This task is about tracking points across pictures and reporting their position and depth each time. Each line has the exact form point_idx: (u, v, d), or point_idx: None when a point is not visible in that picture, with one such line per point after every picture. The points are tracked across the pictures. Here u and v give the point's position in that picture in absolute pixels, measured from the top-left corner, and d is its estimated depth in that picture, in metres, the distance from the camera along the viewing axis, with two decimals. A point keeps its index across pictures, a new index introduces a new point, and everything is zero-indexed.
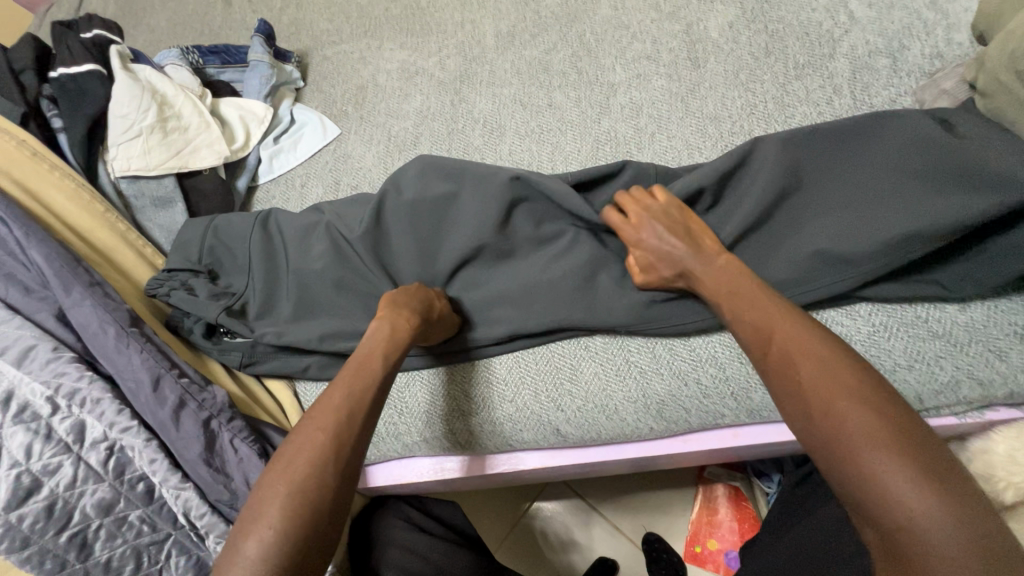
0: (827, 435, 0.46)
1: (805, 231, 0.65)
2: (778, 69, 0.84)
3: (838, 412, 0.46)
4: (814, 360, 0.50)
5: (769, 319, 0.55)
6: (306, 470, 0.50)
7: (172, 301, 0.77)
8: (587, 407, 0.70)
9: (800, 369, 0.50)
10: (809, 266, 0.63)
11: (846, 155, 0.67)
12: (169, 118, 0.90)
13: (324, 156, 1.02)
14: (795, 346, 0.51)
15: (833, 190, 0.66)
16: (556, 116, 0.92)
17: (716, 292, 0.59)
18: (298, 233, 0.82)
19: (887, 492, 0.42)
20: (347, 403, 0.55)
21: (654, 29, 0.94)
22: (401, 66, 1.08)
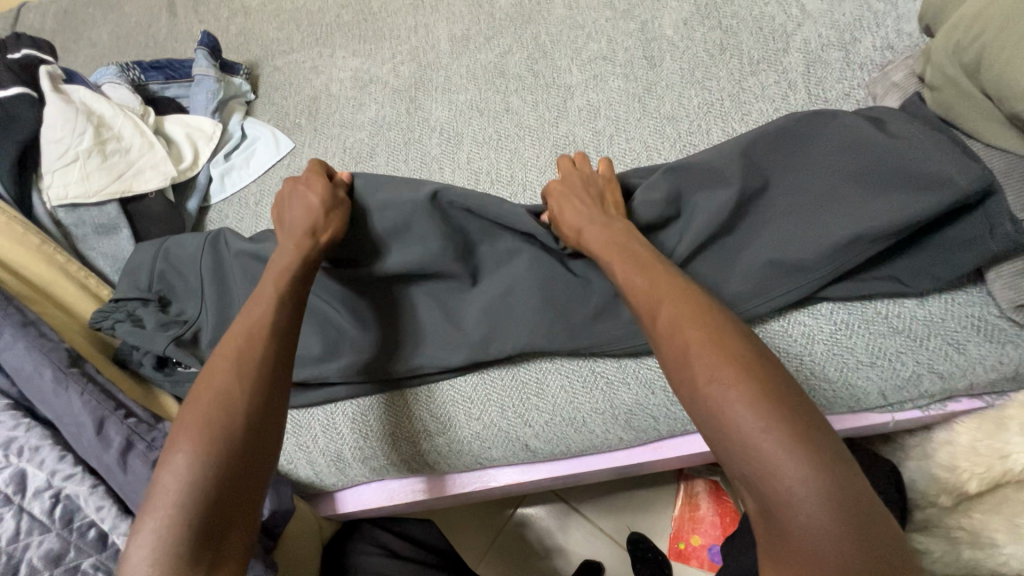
0: (704, 406, 0.44)
1: (752, 241, 0.65)
2: (733, 65, 0.84)
3: (723, 388, 0.43)
4: (704, 328, 0.46)
5: (660, 281, 0.51)
6: (175, 490, 0.46)
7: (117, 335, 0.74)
8: (554, 421, 0.69)
9: (682, 331, 0.47)
10: (759, 275, 0.63)
11: (791, 157, 0.66)
12: (108, 140, 0.86)
13: (279, 172, 0.99)
14: (684, 315, 0.48)
15: (775, 197, 0.66)
16: (513, 121, 0.90)
17: (612, 253, 0.56)
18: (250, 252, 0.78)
19: (768, 465, 0.40)
20: (223, 409, 0.50)
21: (609, 29, 0.93)
22: (355, 74, 1.05)
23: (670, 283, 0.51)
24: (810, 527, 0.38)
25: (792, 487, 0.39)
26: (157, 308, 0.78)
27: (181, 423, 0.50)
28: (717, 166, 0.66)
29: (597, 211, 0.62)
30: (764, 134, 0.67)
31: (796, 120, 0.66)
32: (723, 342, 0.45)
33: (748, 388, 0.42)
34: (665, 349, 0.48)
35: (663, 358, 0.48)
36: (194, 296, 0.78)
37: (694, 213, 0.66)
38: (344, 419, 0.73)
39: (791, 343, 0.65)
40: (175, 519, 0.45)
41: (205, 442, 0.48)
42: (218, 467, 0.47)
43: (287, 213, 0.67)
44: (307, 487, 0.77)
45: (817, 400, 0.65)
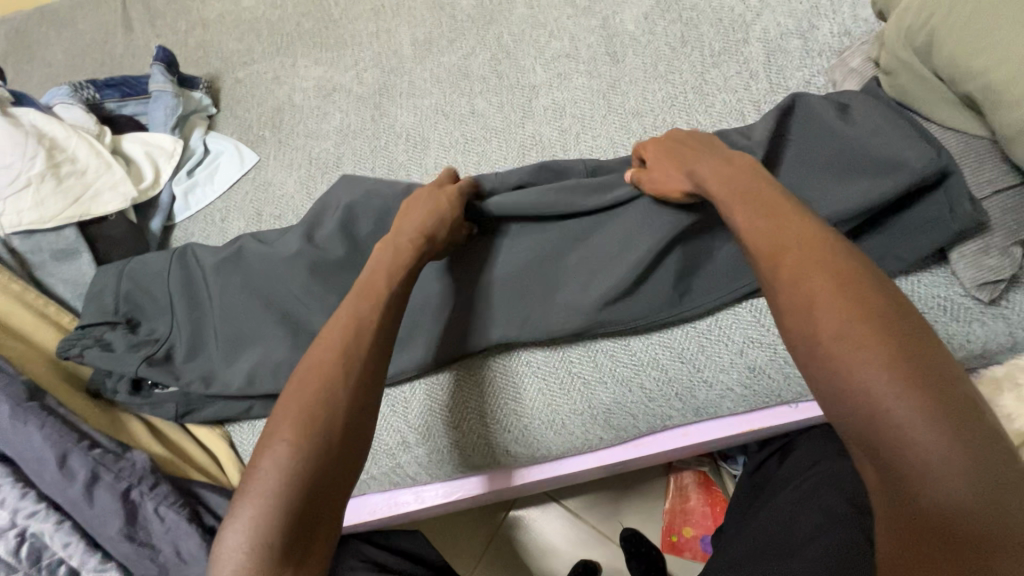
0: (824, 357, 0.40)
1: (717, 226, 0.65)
2: (695, 58, 0.84)
3: (862, 350, 0.38)
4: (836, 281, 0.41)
5: (786, 221, 0.46)
6: (279, 492, 0.43)
7: (88, 361, 0.71)
8: (533, 426, 0.68)
9: (802, 276, 0.43)
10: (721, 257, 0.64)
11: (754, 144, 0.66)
12: (62, 163, 0.83)
13: (244, 186, 0.97)
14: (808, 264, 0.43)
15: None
16: (479, 123, 0.89)
17: (723, 190, 0.52)
18: (216, 268, 0.77)
19: (900, 429, 0.36)
20: (363, 311, 0.53)
21: (571, 26, 0.92)
22: (318, 83, 1.03)
23: (793, 224, 0.46)
24: (941, 487, 0.34)
25: (928, 452, 0.35)
26: (128, 330, 0.75)
27: (279, 413, 0.47)
28: None
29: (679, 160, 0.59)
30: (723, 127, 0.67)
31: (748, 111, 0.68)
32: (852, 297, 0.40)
33: (889, 352, 0.38)
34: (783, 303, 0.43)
35: (776, 304, 0.44)
36: (164, 314, 0.76)
37: None
38: None
39: (763, 333, 0.65)
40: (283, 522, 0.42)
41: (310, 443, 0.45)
42: (368, 347, 0.51)
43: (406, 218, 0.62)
44: None
45: (790, 387, 0.65)
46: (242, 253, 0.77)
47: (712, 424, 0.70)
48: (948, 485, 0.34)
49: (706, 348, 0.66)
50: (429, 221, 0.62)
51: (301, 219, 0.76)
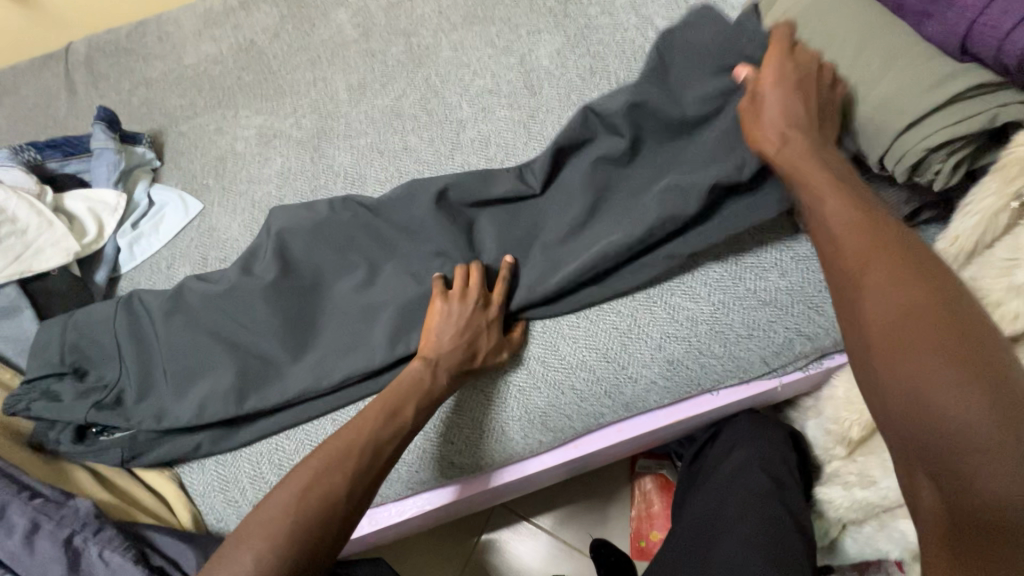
0: (902, 365, 0.44)
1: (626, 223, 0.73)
2: (604, 86, 0.92)
3: (910, 348, 0.44)
4: (919, 281, 0.47)
5: (868, 232, 0.52)
6: (292, 513, 0.55)
7: (33, 415, 0.72)
8: (476, 435, 0.72)
9: (883, 285, 0.48)
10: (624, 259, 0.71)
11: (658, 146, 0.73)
12: (2, 224, 0.85)
13: (189, 233, 0.99)
14: (877, 272, 0.49)
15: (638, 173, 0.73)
16: (412, 157, 0.95)
17: (815, 186, 0.57)
18: (167, 308, 0.78)
19: (963, 444, 0.40)
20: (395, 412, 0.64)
21: (492, 64, 1.01)
22: (259, 131, 1.08)
23: (878, 236, 0.51)
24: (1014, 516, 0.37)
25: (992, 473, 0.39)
26: (74, 379, 0.75)
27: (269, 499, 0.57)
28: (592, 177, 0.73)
29: (807, 121, 0.61)
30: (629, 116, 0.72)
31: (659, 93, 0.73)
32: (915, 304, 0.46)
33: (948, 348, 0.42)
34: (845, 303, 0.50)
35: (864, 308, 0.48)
36: (112, 361, 0.76)
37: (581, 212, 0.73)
38: (273, 467, 0.74)
39: (678, 327, 0.71)
40: (286, 539, 0.54)
41: (326, 482, 0.58)
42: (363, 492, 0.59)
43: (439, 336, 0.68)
44: None
45: (707, 375, 0.71)
46: (183, 292, 0.79)
47: (643, 418, 0.74)
48: (1000, 488, 0.38)
49: (628, 347, 0.71)
50: (463, 356, 0.68)
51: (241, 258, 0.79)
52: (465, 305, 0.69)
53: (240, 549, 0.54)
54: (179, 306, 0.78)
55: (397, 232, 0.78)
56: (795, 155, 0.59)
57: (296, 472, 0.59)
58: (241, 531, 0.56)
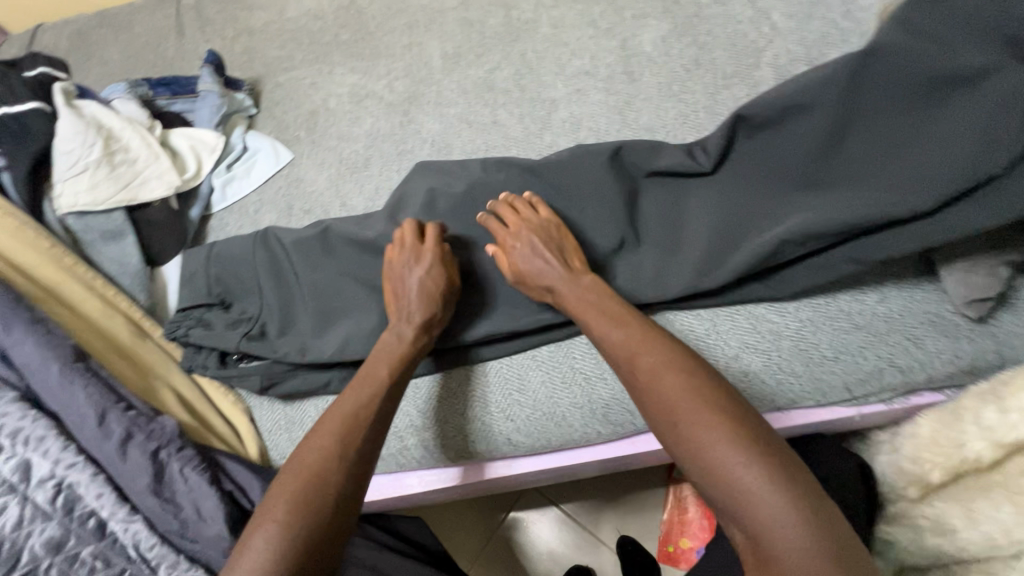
0: (691, 447, 0.54)
1: (739, 218, 0.71)
2: (708, 79, 0.88)
3: (703, 435, 0.54)
4: (691, 390, 0.56)
5: (639, 341, 0.61)
6: (276, 532, 0.54)
7: (190, 339, 0.79)
8: (535, 415, 0.72)
9: (660, 380, 0.58)
10: (715, 260, 0.69)
11: (773, 133, 0.72)
12: (116, 152, 0.90)
13: (277, 182, 1.03)
14: (675, 381, 0.57)
15: (761, 159, 0.72)
16: (501, 132, 0.94)
17: (587, 310, 0.65)
18: (300, 249, 0.81)
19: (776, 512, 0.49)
20: (361, 401, 0.63)
21: (592, 46, 0.98)
22: (352, 90, 1.10)
23: (642, 337, 0.62)
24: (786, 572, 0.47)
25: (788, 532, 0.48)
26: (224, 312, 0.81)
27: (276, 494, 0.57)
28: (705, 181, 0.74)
29: None
30: (761, 105, 0.71)
31: (811, 85, 0.69)
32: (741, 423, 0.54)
33: (716, 428, 0.53)
34: (671, 421, 0.56)
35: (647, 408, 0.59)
36: (252, 295, 0.81)
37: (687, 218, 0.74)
38: None
39: (760, 339, 0.68)
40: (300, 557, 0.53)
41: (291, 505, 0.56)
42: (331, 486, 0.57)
43: (399, 289, 0.71)
44: None
45: (784, 393, 0.68)
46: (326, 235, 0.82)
47: None
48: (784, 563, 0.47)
49: (703, 351, 0.69)
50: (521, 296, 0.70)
51: (387, 210, 0.81)
52: (517, 244, 0.70)
53: (242, 566, 0.53)
54: (283, 249, 0.82)
55: (483, 206, 0.78)
56: (591, 304, 0.65)
57: (280, 492, 0.57)
58: (240, 547, 0.55)
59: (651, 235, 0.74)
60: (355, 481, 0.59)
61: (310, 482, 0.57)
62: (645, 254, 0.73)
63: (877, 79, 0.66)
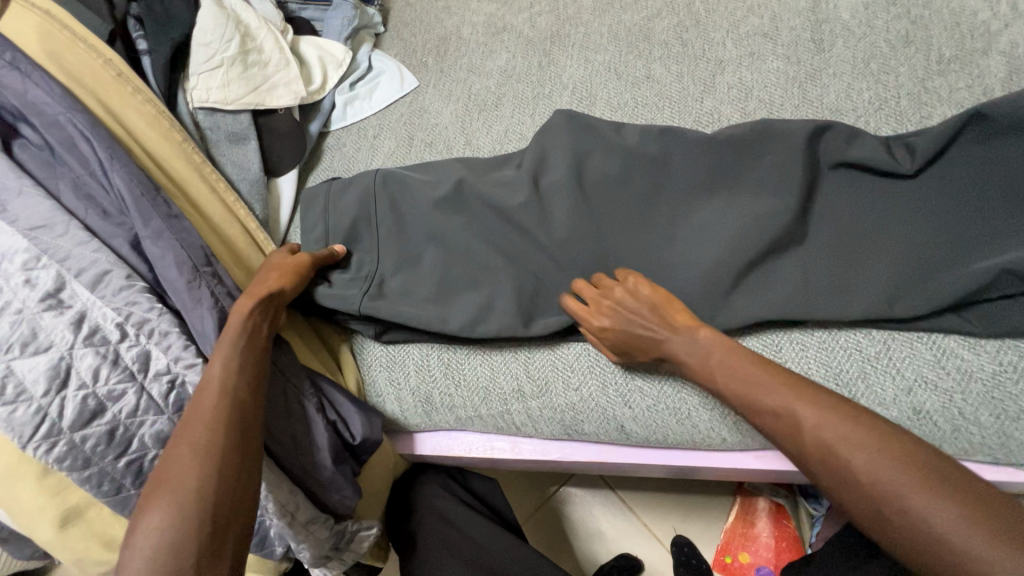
0: (860, 491, 0.47)
1: (946, 236, 0.60)
2: (918, 61, 0.75)
3: (861, 463, 0.47)
4: (838, 425, 0.49)
5: (760, 369, 0.55)
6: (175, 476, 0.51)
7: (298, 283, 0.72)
8: (657, 407, 0.66)
9: (797, 416, 0.51)
10: (913, 281, 0.59)
11: (1010, 143, 0.60)
12: (251, 51, 0.87)
13: (399, 108, 0.98)
14: (819, 416, 0.50)
15: (987, 171, 0.61)
16: (654, 90, 0.84)
17: (711, 355, 0.58)
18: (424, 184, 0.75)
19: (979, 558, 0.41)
20: (229, 366, 0.57)
21: (775, 4, 0.85)
22: (488, 20, 1.01)
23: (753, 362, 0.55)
24: None
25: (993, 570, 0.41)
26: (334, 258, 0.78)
27: (156, 484, 0.51)
28: (901, 185, 0.63)
29: None
30: (1003, 106, 0.59)
31: None
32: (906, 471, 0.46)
33: (881, 458, 0.47)
34: (821, 465, 0.49)
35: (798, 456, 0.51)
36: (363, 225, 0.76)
37: (879, 221, 0.62)
38: (441, 364, 0.74)
39: (944, 376, 0.59)
40: (188, 511, 0.49)
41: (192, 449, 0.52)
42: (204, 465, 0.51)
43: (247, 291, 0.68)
44: (390, 422, 0.78)
45: (959, 443, 0.58)
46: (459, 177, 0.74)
47: None
48: None
49: (869, 376, 0.60)
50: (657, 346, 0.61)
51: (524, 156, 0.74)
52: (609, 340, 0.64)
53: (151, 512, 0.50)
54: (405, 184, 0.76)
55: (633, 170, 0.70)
56: (720, 365, 0.57)
57: (176, 446, 0.53)
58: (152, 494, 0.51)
59: (828, 237, 0.63)
60: (235, 432, 0.53)
61: (237, 431, 0.54)
62: (819, 256, 0.63)
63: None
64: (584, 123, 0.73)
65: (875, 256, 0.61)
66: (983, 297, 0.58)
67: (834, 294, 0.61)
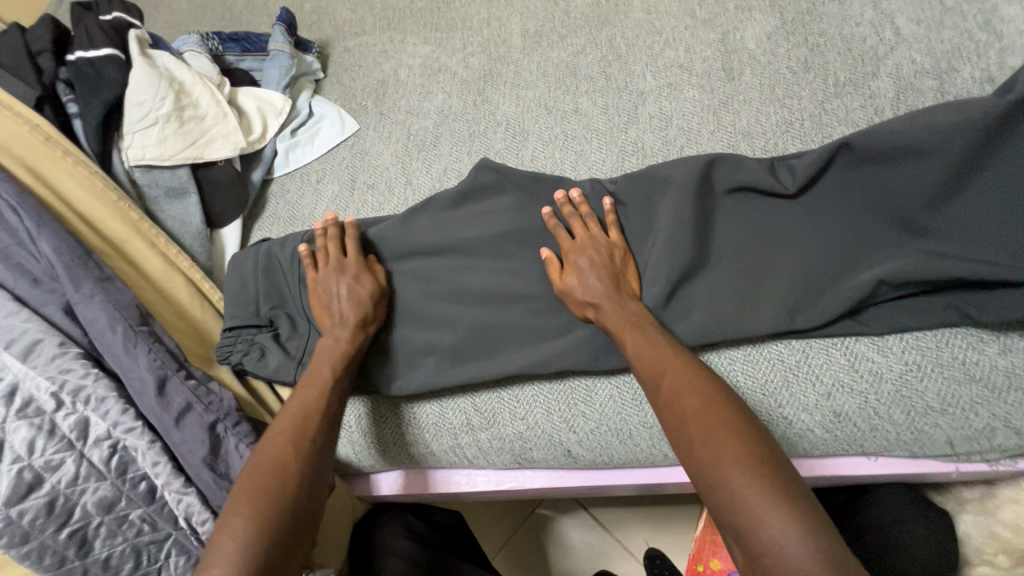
0: (674, 415, 0.55)
1: (837, 253, 0.65)
2: (817, 85, 0.81)
3: (683, 394, 0.55)
4: (666, 362, 0.58)
5: (631, 308, 0.64)
6: (245, 522, 0.53)
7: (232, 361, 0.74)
8: (600, 430, 0.68)
9: (642, 351, 0.60)
10: (809, 296, 0.64)
11: (890, 165, 0.64)
12: (186, 107, 0.87)
13: (341, 152, 1.00)
14: (655, 356, 0.59)
15: (863, 193, 0.66)
16: (582, 123, 0.89)
17: (625, 328, 0.62)
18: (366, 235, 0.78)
19: (731, 485, 0.48)
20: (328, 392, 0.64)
21: (688, 37, 0.91)
22: (424, 62, 1.05)
23: (632, 308, 0.64)
24: (788, 560, 0.44)
25: (742, 492, 0.47)
26: (273, 336, 0.77)
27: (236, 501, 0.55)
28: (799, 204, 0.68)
29: None
30: (877, 134, 0.64)
31: (933, 122, 0.62)
32: (767, 465, 0.48)
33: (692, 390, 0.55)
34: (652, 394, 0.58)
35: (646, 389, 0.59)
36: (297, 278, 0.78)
37: (788, 240, 0.67)
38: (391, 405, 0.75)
39: (857, 379, 0.63)
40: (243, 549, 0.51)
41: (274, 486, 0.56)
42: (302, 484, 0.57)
43: None
44: (346, 465, 0.78)
45: (877, 440, 0.63)
46: (406, 220, 0.78)
47: None
48: (776, 533, 0.45)
49: (791, 384, 0.64)
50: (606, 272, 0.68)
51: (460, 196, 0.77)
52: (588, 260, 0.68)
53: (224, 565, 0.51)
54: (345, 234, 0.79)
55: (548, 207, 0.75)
56: (622, 318, 0.63)
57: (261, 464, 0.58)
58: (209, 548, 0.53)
59: (742, 255, 0.67)
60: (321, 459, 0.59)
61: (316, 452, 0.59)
62: (733, 274, 0.67)
63: (1017, 133, 0.60)
64: (507, 171, 0.76)
65: (786, 271, 0.65)
66: (870, 303, 0.63)
67: (742, 312, 0.65)
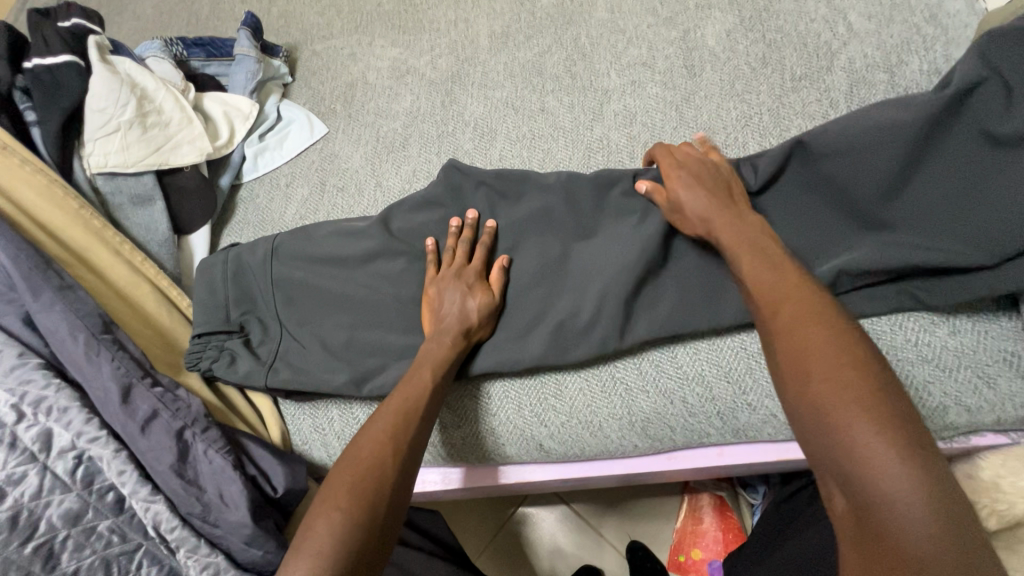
0: (787, 344, 0.49)
1: (794, 243, 0.67)
2: (775, 80, 0.83)
3: (800, 325, 0.49)
4: (798, 293, 0.52)
5: (756, 228, 0.60)
6: (345, 521, 0.51)
7: (201, 368, 0.74)
8: (571, 423, 0.69)
9: (768, 283, 0.54)
10: None
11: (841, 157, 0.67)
12: (149, 113, 0.87)
13: (310, 156, 0.99)
14: (790, 286, 0.53)
15: (816, 184, 0.68)
16: (548, 121, 0.90)
17: (740, 244, 0.59)
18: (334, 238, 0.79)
19: (845, 425, 0.43)
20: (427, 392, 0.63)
21: (650, 35, 0.93)
22: (393, 64, 1.05)
23: (756, 232, 0.60)
24: (903, 512, 0.39)
25: (859, 429, 0.42)
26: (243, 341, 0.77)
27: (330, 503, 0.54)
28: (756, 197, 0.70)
29: None
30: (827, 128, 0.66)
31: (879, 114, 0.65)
32: (886, 407, 0.43)
33: (813, 320, 0.49)
34: (770, 322, 0.52)
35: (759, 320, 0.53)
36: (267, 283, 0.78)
37: None
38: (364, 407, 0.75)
39: None
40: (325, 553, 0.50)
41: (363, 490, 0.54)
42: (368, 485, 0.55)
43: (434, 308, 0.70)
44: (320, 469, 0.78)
45: None
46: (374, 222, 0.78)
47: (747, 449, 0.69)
48: (888, 481, 0.40)
49: (754, 371, 0.66)
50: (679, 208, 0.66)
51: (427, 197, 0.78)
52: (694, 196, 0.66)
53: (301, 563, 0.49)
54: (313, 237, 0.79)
55: (516, 206, 0.76)
56: (742, 236, 0.59)
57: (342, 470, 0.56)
58: (297, 544, 0.51)
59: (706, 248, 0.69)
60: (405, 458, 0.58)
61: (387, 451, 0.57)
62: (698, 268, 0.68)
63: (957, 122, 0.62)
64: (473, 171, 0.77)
65: None
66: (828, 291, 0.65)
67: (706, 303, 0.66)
